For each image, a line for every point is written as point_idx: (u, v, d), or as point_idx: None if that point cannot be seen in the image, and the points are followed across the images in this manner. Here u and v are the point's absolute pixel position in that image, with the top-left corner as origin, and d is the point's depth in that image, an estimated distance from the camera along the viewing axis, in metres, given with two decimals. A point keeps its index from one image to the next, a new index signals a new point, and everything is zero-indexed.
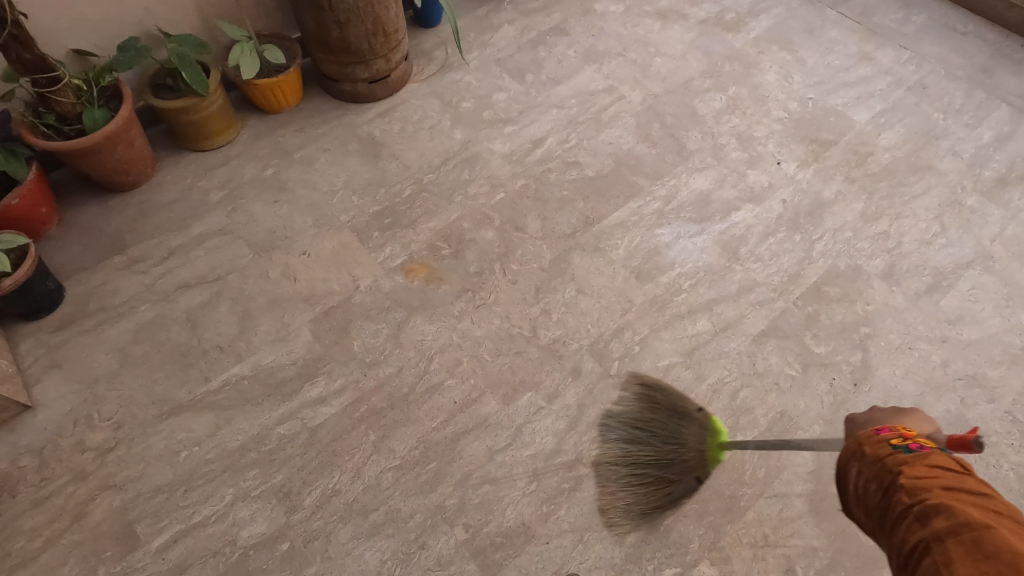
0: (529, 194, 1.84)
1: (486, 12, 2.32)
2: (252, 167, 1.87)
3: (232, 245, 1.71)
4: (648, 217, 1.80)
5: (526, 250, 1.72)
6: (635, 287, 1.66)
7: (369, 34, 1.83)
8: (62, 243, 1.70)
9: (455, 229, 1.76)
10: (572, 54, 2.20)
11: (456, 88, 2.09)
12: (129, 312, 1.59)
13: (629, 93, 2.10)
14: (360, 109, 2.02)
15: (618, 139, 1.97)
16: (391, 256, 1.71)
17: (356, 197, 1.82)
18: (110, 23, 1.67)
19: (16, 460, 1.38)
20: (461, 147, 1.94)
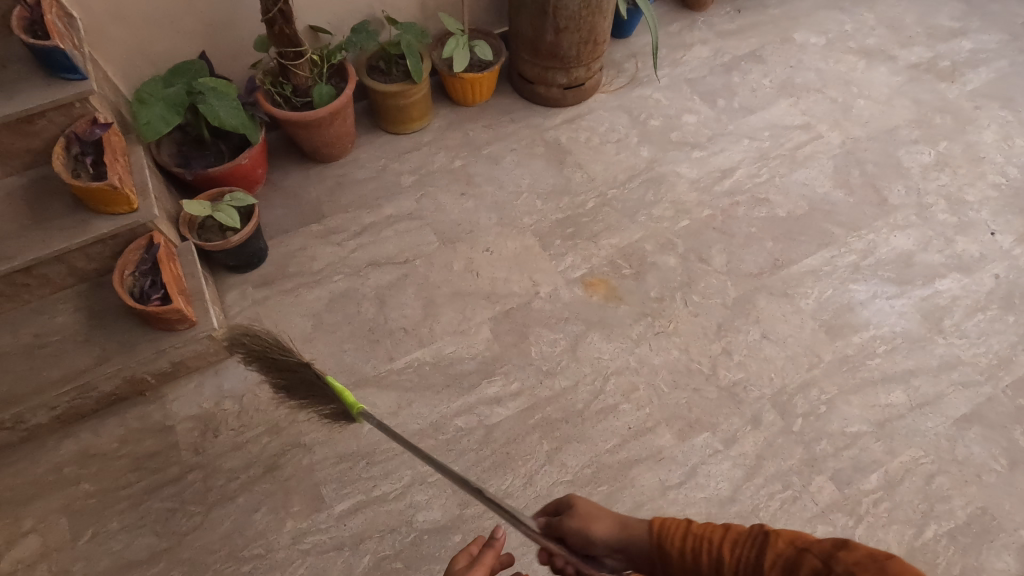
0: (715, 225, 1.78)
1: (680, 28, 2.26)
2: (442, 157, 1.92)
3: (420, 231, 1.77)
4: (842, 270, 1.70)
5: (709, 283, 1.68)
6: (824, 342, 1.58)
7: (580, 43, 1.81)
8: (267, 204, 1.81)
9: (637, 249, 1.74)
10: (768, 84, 2.11)
11: (645, 104, 2.06)
12: (323, 281, 1.67)
13: (828, 133, 1.99)
14: (548, 113, 2.03)
15: (813, 181, 1.88)
16: (571, 267, 1.71)
17: (540, 201, 1.83)
18: (346, 4, 1.74)
19: (219, 402, 1.49)
20: (648, 165, 1.91)
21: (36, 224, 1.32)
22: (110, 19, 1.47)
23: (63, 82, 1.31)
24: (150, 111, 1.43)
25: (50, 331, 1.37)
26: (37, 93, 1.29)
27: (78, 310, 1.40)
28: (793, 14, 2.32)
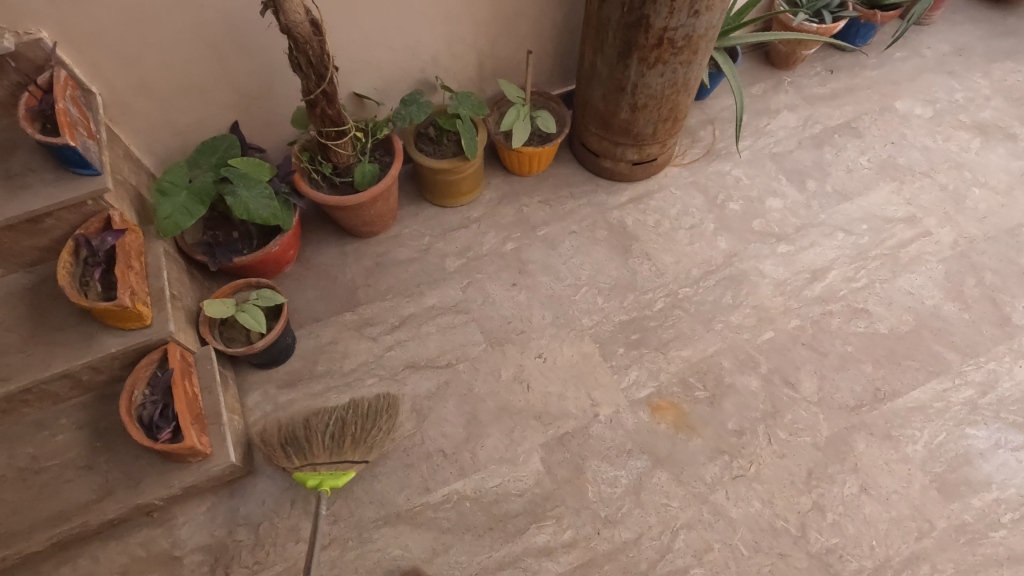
0: (805, 339, 1.54)
1: (763, 90, 2.00)
2: (493, 237, 1.71)
3: (465, 328, 1.57)
4: (958, 409, 1.44)
5: (798, 416, 1.44)
6: (937, 504, 1.33)
7: (659, 120, 1.57)
8: (297, 285, 1.63)
9: (713, 366, 1.51)
10: (865, 163, 1.84)
11: (723, 182, 1.81)
12: (355, 384, 1.49)
13: (937, 228, 1.72)
14: (613, 188, 1.80)
15: (921, 290, 1.62)
16: (636, 384, 1.49)
17: (601, 298, 1.61)
18: (396, 69, 1.54)
19: (233, 531, 1.31)
20: (726, 260, 1.67)
21: (37, 336, 1.15)
22: (133, 92, 1.29)
23: (75, 178, 1.14)
24: (171, 202, 1.25)
25: (50, 452, 1.21)
26: (46, 190, 1.12)
27: (83, 427, 1.24)
28: (895, 77, 2.03)
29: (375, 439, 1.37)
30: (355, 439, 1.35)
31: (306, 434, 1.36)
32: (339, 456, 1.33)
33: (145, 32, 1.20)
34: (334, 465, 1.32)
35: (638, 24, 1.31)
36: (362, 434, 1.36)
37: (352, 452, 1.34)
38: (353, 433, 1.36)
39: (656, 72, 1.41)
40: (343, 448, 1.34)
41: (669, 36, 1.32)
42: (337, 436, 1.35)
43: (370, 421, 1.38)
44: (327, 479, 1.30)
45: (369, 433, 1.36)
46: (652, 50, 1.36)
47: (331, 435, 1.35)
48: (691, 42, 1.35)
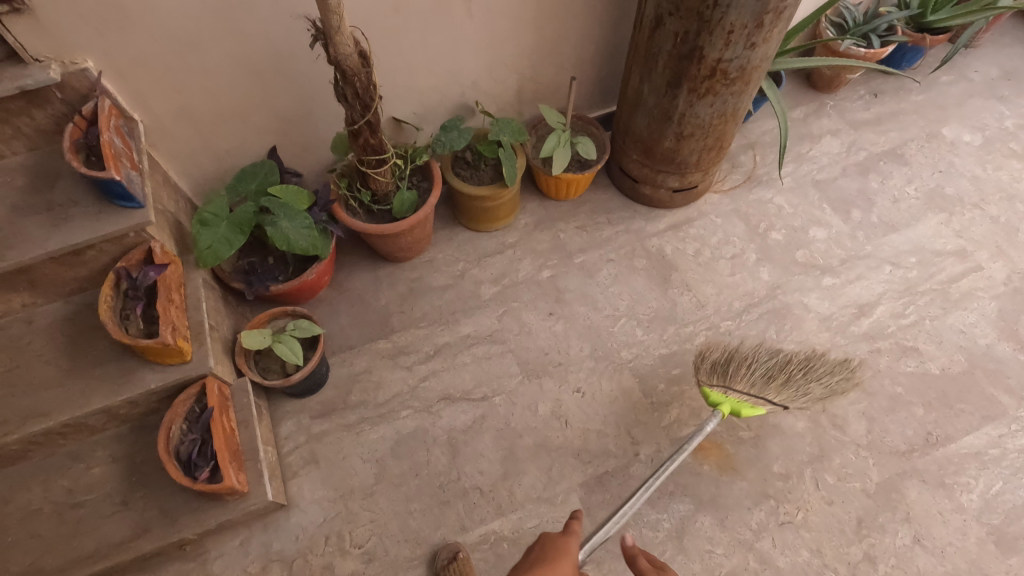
0: (853, 379, 1.49)
1: (805, 113, 1.95)
2: (528, 264, 1.68)
3: (501, 359, 1.53)
4: (1014, 456, 1.39)
5: (847, 460, 1.39)
6: (994, 558, 1.28)
7: (703, 149, 1.53)
8: (330, 310, 1.60)
9: (757, 405, 1.46)
10: (913, 193, 1.79)
11: (765, 210, 1.76)
12: (389, 416, 1.46)
13: (989, 263, 1.66)
14: (650, 215, 1.76)
15: (973, 328, 1.56)
16: (678, 422, 1.45)
17: (640, 330, 1.57)
18: (435, 94, 1.51)
19: (266, 567, 1.29)
20: (769, 292, 1.62)
21: (76, 369, 1.13)
22: (174, 118, 1.27)
23: (117, 210, 1.12)
24: (212, 233, 1.23)
25: (86, 486, 1.19)
26: (88, 223, 1.10)
27: (118, 460, 1.22)
28: (942, 102, 1.97)
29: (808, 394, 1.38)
30: (797, 388, 1.37)
31: (735, 360, 1.40)
32: (758, 392, 1.36)
33: (189, 60, 1.18)
34: (745, 396, 1.36)
35: (690, 55, 1.27)
36: (796, 380, 1.38)
37: (773, 396, 1.36)
38: (797, 372, 1.39)
39: (705, 102, 1.37)
40: (769, 387, 1.36)
41: (722, 68, 1.28)
42: (784, 377, 1.37)
43: (820, 377, 1.39)
44: (737, 407, 1.32)
45: (806, 378, 1.38)
46: (703, 80, 1.31)
47: (773, 376, 1.37)
48: (744, 74, 1.30)
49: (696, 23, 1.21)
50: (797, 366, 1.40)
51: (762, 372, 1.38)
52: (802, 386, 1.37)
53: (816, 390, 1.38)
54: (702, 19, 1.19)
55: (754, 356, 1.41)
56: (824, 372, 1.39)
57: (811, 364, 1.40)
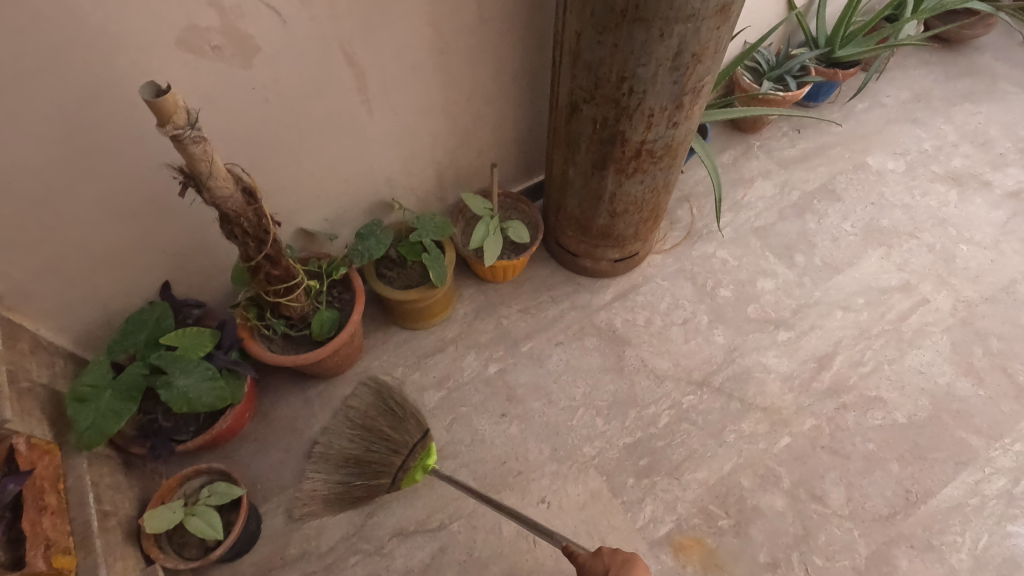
0: (824, 442, 1.43)
1: (734, 157, 1.93)
2: (473, 360, 1.56)
3: (456, 476, 1.40)
4: (994, 503, 1.35)
5: (833, 536, 1.32)
6: None
7: (640, 222, 1.46)
8: (259, 447, 1.43)
9: (732, 487, 1.38)
10: (849, 229, 1.78)
11: (709, 266, 1.71)
12: (337, 566, 1.29)
13: (934, 294, 1.65)
14: (594, 287, 1.68)
15: (930, 367, 1.53)
16: (653, 520, 1.34)
17: (600, 419, 1.47)
18: (347, 198, 1.38)
19: None
20: (726, 356, 1.56)
21: None
22: (37, 277, 1.08)
23: None
24: (91, 410, 1.06)
25: None
26: None
27: None
28: (863, 131, 1.99)
29: (400, 413, 1.37)
30: (391, 421, 1.36)
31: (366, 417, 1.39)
32: (414, 443, 1.33)
33: (44, 215, 1.01)
34: (416, 451, 1.32)
35: (613, 139, 1.19)
36: (387, 420, 1.37)
37: (407, 433, 1.34)
38: (386, 422, 1.37)
39: (635, 180, 1.30)
40: (410, 437, 1.33)
41: (647, 148, 1.20)
42: (369, 437, 1.35)
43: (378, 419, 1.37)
44: (422, 464, 1.30)
45: (393, 415, 1.37)
46: (630, 161, 1.24)
47: (356, 440, 1.36)
48: (670, 150, 1.23)
49: (613, 109, 1.13)
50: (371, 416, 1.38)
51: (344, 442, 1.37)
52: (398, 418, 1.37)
53: (387, 419, 1.37)
54: (619, 105, 1.11)
55: (342, 458, 1.35)
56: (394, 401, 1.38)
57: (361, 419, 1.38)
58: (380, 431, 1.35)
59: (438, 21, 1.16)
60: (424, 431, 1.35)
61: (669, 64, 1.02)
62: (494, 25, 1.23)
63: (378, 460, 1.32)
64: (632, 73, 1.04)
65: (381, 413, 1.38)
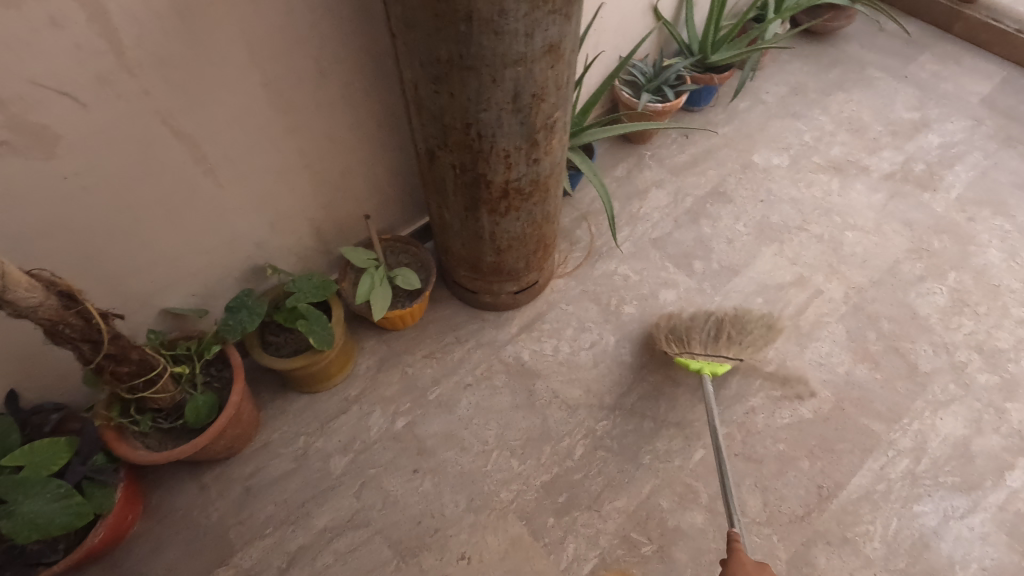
0: (737, 450, 1.44)
1: (627, 169, 1.94)
2: (379, 417, 1.49)
3: (370, 545, 1.33)
4: (899, 486, 1.39)
5: (753, 545, 1.32)
6: None
7: (529, 254, 1.43)
8: (151, 550, 1.31)
9: (652, 510, 1.36)
10: (743, 229, 1.81)
11: (612, 284, 1.70)
12: None
13: (826, 285, 1.70)
14: (499, 321, 1.64)
15: (830, 358, 1.57)
16: (577, 559, 1.31)
17: (515, 459, 1.43)
18: (213, 270, 1.29)
19: None
20: (636, 375, 1.55)
21: None
22: None
23: None
24: None
25: None
26: None
27: None
28: (747, 130, 2.04)
29: (749, 344, 1.50)
30: (706, 336, 1.51)
31: (684, 329, 1.54)
32: (714, 350, 1.50)
33: None
34: (708, 356, 1.50)
35: (476, 183, 1.16)
36: (737, 335, 1.52)
37: (727, 350, 1.49)
38: (700, 336, 1.51)
39: (511, 218, 1.26)
40: (719, 344, 1.50)
41: (513, 186, 1.17)
42: (722, 334, 1.51)
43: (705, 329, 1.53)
44: (709, 365, 1.47)
45: (744, 335, 1.51)
46: (499, 201, 1.20)
47: (716, 335, 1.51)
48: (538, 185, 1.20)
49: (468, 154, 1.09)
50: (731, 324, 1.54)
51: (703, 332, 1.53)
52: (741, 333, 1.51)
53: (738, 339, 1.50)
54: (472, 150, 1.08)
55: (687, 325, 1.55)
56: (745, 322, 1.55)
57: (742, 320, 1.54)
58: (721, 337, 1.50)
59: (272, 79, 1.09)
60: (738, 358, 1.49)
61: (510, 106, 0.99)
62: (340, 75, 1.18)
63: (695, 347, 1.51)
64: (475, 118, 1.01)
65: (700, 331, 1.53)
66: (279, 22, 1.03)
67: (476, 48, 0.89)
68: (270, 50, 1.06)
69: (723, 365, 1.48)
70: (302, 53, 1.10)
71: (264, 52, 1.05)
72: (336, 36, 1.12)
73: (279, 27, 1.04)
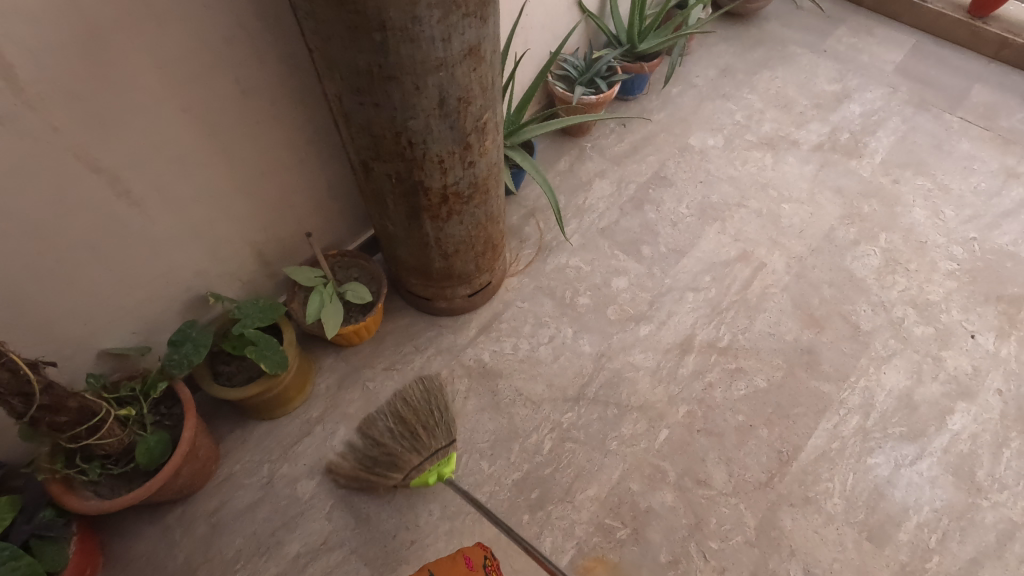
0: (699, 426, 1.48)
1: (569, 163, 1.96)
2: (344, 435, 1.47)
3: (347, 565, 1.31)
4: (852, 442, 1.45)
5: (723, 516, 1.36)
6: (873, 555, 1.31)
7: (478, 255, 1.43)
8: None
9: (623, 495, 1.39)
10: (685, 211, 1.86)
11: (565, 277, 1.72)
12: None
13: (769, 257, 1.76)
14: (457, 326, 1.64)
15: (778, 327, 1.63)
16: (555, 552, 1.32)
17: (485, 461, 1.43)
18: (152, 304, 1.24)
19: None
20: (596, 364, 1.57)
21: None
22: None
23: None
24: None
25: None
26: None
27: None
28: (681, 114, 2.09)
29: (434, 421, 1.32)
30: (427, 422, 1.32)
31: (404, 414, 1.34)
32: (429, 450, 1.29)
33: None
34: (433, 456, 1.29)
35: (414, 191, 1.15)
36: (423, 416, 1.33)
37: (435, 440, 1.30)
38: (422, 423, 1.31)
39: (454, 222, 1.26)
40: (403, 434, 1.31)
41: (452, 191, 1.17)
42: (410, 434, 1.31)
43: (421, 400, 1.36)
44: (440, 469, 1.28)
45: (430, 418, 1.32)
46: (441, 206, 1.20)
47: (397, 435, 1.32)
48: (478, 187, 1.21)
49: (403, 163, 1.08)
50: (407, 407, 1.35)
51: (385, 432, 1.34)
52: (437, 421, 1.32)
53: (424, 417, 1.32)
54: (405, 158, 1.07)
55: (400, 424, 1.33)
56: (437, 406, 1.35)
57: (412, 403, 1.36)
58: (405, 428, 1.32)
59: (191, 104, 1.06)
60: (451, 440, 1.32)
61: (437, 111, 0.99)
62: (263, 94, 1.16)
63: (393, 453, 1.30)
64: (404, 126, 1.00)
65: (420, 414, 1.33)
66: (192, 45, 1.00)
67: (395, 57, 0.89)
68: (186, 74, 1.03)
69: (451, 458, 1.29)
70: (220, 74, 1.07)
71: (179, 77, 1.02)
72: (254, 54, 1.09)
73: (192, 49, 1.01)
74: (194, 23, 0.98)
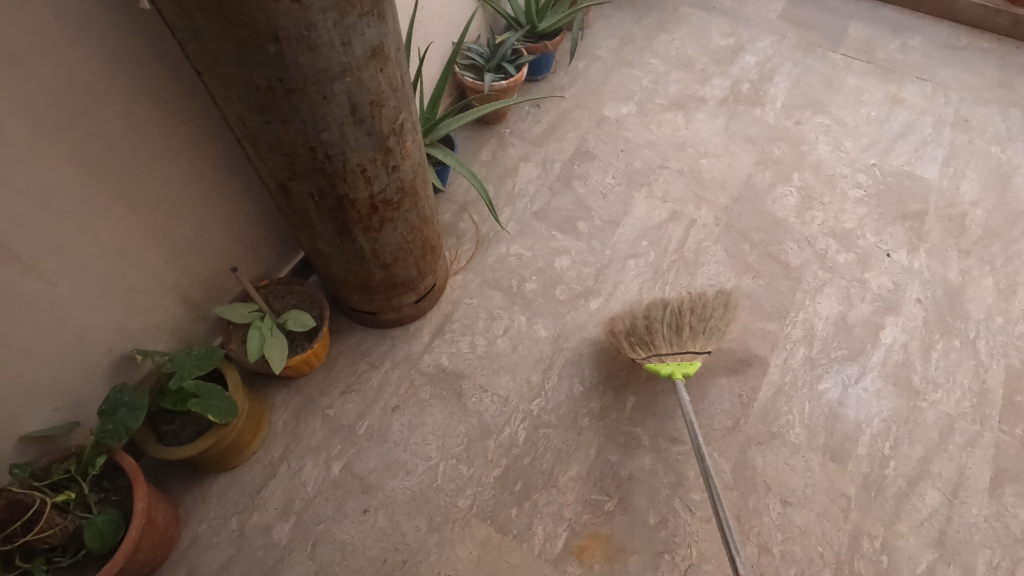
0: (663, 386, 1.52)
1: (491, 152, 1.94)
2: (312, 470, 1.40)
3: None
4: (803, 372, 1.54)
5: (700, 467, 1.41)
6: (839, 473, 1.40)
7: (418, 260, 1.39)
8: None
9: (604, 468, 1.40)
10: (613, 181, 1.89)
11: (509, 266, 1.71)
12: None
13: (698, 213, 1.82)
14: (408, 335, 1.59)
15: (718, 278, 1.69)
16: (548, 539, 1.32)
17: (464, 465, 1.41)
18: (71, 375, 1.13)
19: None
20: (555, 346, 1.58)
21: None
22: None
23: None
24: None
25: None
26: None
27: None
28: (592, 88, 2.12)
29: (712, 327, 1.46)
30: (697, 327, 1.46)
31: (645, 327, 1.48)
32: (681, 346, 1.44)
33: None
34: (679, 355, 1.44)
35: (340, 205, 1.10)
36: (698, 321, 1.46)
37: (692, 343, 1.44)
38: (693, 323, 1.46)
39: (388, 230, 1.22)
40: (683, 338, 1.44)
41: (380, 199, 1.13)
42: (678, 329, 1.46)
43: (704, 309, 1.49)
44: (683, 369, 1.41)
45: (703, 322, 1.46)
46: (371, 217, 1.16)
47: (671, 327, 1.46)
48: (405, 191, 1.17)
49: (322, 178, 1.03)
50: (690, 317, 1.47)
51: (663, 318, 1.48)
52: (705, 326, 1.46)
53: (700, 325, 1.46)
54: (325, 173, 1.02)
55: (644, 319, 1.49)
56: (711, 315, 1.48)
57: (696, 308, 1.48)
58: (682, 325, 1.45)
59: (74, 150, 0.96)
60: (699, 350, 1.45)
61: (350, 119, 0.95)
62: (154, 127, 1.06)
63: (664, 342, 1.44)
64: (317, 140, 0.95)
65: (700, 322, 1.46)
66: (61, 85, 0.90)
67: (294, 68, 0.83)
68: (60, 118, 0.93)
69: (695, 363, 1.43)
70: (100, 113, 0.97)
71: (54, 122, 0.92)
72: (134, 85, 1.00)
73: (62, 90, 0.91)
74: (57, 60, 0.89)
